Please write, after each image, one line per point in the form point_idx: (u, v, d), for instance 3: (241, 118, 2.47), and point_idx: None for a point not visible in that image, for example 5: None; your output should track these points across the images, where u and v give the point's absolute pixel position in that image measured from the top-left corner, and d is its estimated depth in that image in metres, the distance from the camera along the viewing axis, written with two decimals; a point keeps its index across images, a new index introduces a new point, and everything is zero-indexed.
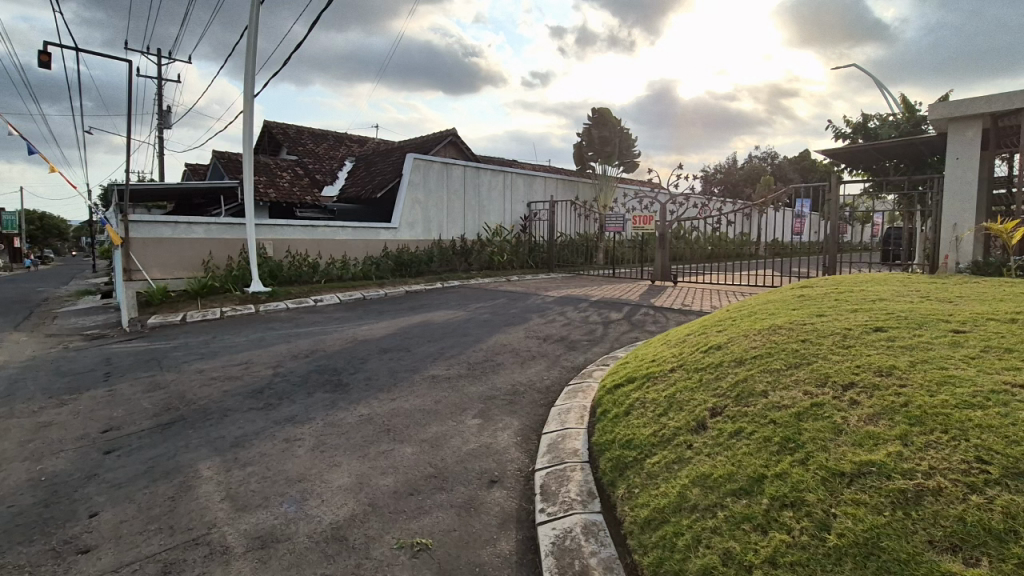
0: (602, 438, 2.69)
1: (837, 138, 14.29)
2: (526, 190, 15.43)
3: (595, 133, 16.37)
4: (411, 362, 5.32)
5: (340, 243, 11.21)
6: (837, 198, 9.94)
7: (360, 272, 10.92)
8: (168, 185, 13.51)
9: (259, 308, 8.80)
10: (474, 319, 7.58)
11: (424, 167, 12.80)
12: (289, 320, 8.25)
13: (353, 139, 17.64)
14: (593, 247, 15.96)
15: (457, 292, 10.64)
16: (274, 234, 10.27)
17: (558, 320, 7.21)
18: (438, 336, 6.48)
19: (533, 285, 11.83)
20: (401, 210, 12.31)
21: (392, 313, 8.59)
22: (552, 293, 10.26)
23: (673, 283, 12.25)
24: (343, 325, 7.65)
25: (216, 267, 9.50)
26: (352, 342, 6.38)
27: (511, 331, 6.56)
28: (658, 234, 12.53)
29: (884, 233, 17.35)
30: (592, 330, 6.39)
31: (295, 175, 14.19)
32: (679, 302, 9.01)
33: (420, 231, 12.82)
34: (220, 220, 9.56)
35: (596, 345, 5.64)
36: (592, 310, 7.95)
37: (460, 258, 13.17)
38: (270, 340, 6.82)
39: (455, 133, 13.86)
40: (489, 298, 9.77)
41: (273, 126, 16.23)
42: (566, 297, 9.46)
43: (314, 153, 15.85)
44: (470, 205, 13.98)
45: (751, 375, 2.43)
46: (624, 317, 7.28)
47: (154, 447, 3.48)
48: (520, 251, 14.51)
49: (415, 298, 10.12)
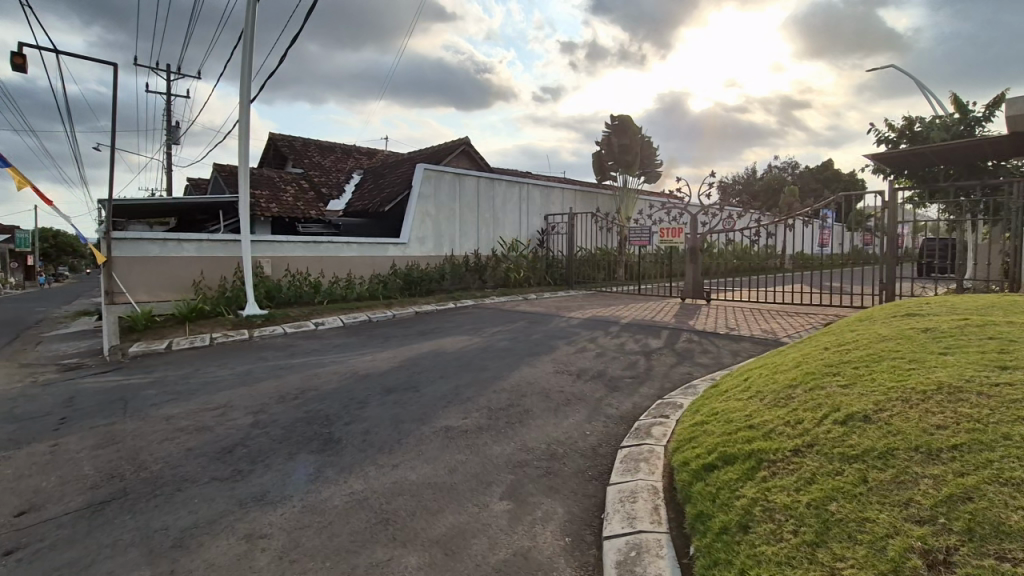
0: (709, 573, 1.73)
1: (879, 143, 13.30)
2: (543, 202, 14.58)
3: (615, 142, 15.48)
4: (420, 408, 4.40)
5: (345, 260, 10.37)
6: (895, 206, 8.95)
7: (366, 291, 10.08)
8: (167, 200, 12.82)
9: (252, 334, 7.98)
10: (493, 347, 6.66)
11: (435, 179, 12.02)
12: (286, 348, 7.40)
13: (361, 151, 16.94)
14: (615, 262, 15.04)
15: (471, 314, 9.76)
16: (273, 251, 9.46)
17: (590, 349, 6.25)
18: (452, 370, 5.55)
19: (554, 305, 10.91)
20: (411, 224, 11.48)
21: (401, 338, 7.69)
22: (577, 314, 9.34)
23: (706, 301, 11.27)
24: (344, 355, 6.74)
25: (207, 288, 8.69)
26: (352, 378, 5.48)
27: (536, 363, 5.61)
28: (690, 248, 11.57)
29: (926, 245, 16.20)
30: (633, 363, 5.42)
31: (300, 189, 13.47)
32: (723, 324, 8.03)
33: (432, 247, 11.96)
34: (213, 236, 8.78)
35: (641, 384, 4.68)
36: (626, 336, 6.97)
37: (474, 276, 12.31)
38: (259, 375, 5.93)
39: (468, 142, 13.09)
40: (509, 320, 8.86)
41: (279, 139, 15.60)
42: (593, 320, 8.52)
43: (321, 166, 15.16)
44: (484, 218, 13.11)
45: (976, 488, 1.49)
46: (665, 345, 6.31)
47: (70, 546, 2.55)
48: (538, 267, 13.60)
49: (427, 321, 9.24)
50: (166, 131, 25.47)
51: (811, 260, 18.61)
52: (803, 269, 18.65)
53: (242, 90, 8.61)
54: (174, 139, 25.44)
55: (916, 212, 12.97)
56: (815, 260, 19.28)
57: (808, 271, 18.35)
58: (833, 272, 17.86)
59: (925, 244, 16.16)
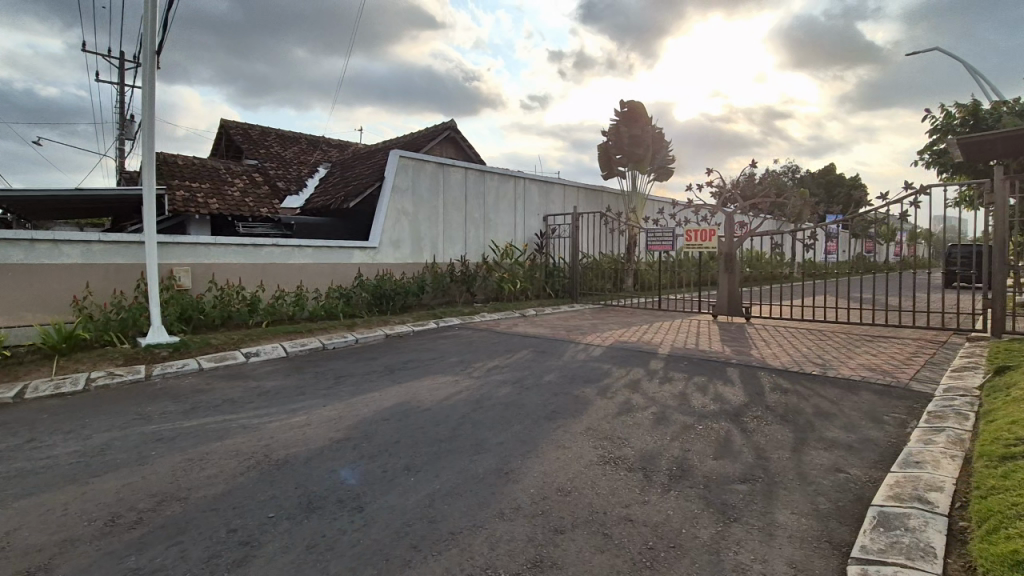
0: None
1: (936, 132, 11.39)
2: (542, 199, 12.47)
3: (624, 133, 13.42)
4: (356, 568, 2.18)
5: (295, 269, 8.11)
6: (1005, 201, 6.94)
7: (322, 309, 7.87)
8: (83, 194, 10.43)
9: (151, 373, 5.72)
10: (491, 400, 4.45)
11: (414, 170, 9.83)
12: (191, 397, 5.12)
13: (331, 143, 14.70)
14: (624, 271, 13.02)
15: (458, 339, 7.59)
16: (195, 257, 7.16)
17: (641, 407, 4.07)
18: (426, 454, 3.33)
19: (561, 324, 8.80)
20: (383, 223, 9.27)
21: (359, 379, 5.46)
22: (597, 340, 7.19)
23: (746, 318, 9.23)
24: (267, 413, 4.48)
25: (95, 306, 6.35)
26: (257, 472, 3.25)
27: (565, 439, 3.41)
28: (722, 255, 9.54)
29: (962, 253, 14.50)
30: (726, 446, 3.23)
31: (251, 183, 11.21)
32: (800, 356, 5.92)
33: (410, 253, 9.76)
34: (104, 237, 6.46)
35: (775, 504, 2.52)
36: (683, 381, 4.80)
37: (461, 288, 10.16)
38: (116, 457, 3.65)
39: (455, 127, 10.90)
40: (506, 348, 6.69)
41: (232, 127, 13.32)
42: (621, 350, 6.38)
43: (281, 157, 12.88)
44: (474, 218, 10.93)
45: None
46: (753, 401, 4.15)
47: None
48: (537, 278, 11.48)
49: (400, 349, 7.04)
50: (119, 126, 22.88)
51: (831, 266, 16.75)
52: (823, 277, 16.76)
53: (145, 39, 6.42)
54: (129, 135, 22.91)
55: (881, 218, 12.32)
56: (835, 267, 17.43)
57: (831, 279, 16.47)
58: (861, 281, 16.02)
59: (955, 253, 14.56)
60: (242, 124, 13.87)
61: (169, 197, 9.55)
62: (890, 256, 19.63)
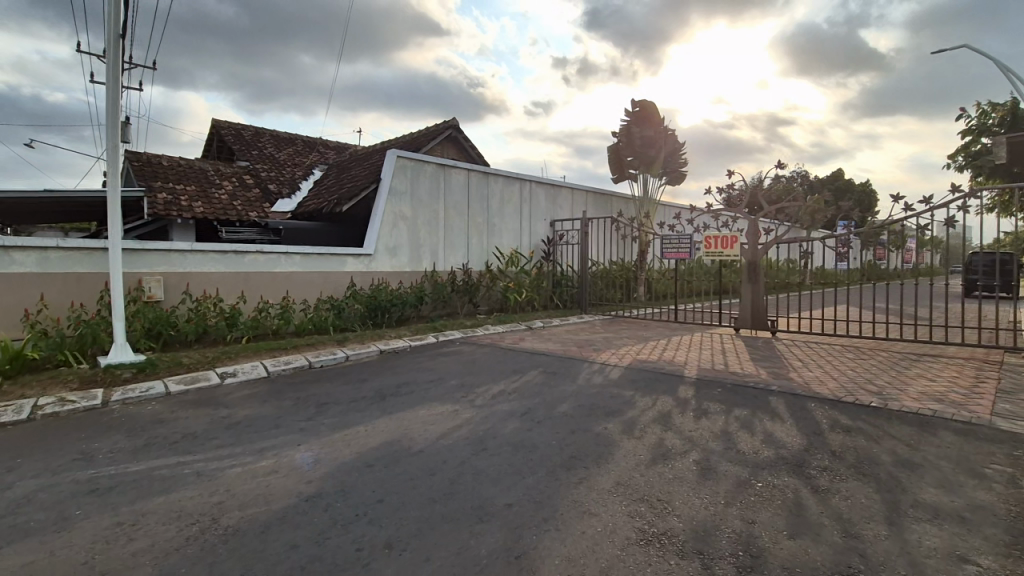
0: None
1: (971, 131, 10.65)
2: (549, 204, 11.78)
3: (635, 133, 12.72)
4: None
5: (280, 278, 7.42)
6: None
7: (310, 323, 7.17)
8: (60, 197, 9.78)
9: (109, 399, 5.02)
10: (496, 439, 3.73)
11: (413, 171, 9.16)
12: (148, 429, 4.41)
13: (328, 145, 14.06)
14: (635, 279, 12.34)
15: (459, 357, 6.89)
16: (169, 265, 6.48)
17: (679, 453, 3.33)
18: (414, 524, 2.61)
19: (571, 339, 8.10)
20: (378, 229, 8.59)
21: (344, 408, 4.75)
22: (612, 358, 6.48)
23: (772, 333, 8.50)
24: (229, 454, 3.76)
25: (51, 321, 5.66)
26: (197, 546, 2.52)
27: (592, 503, 2.68)
28: (746, 263, 8.83)
29: (985, 261, 13.78)
30: (801, 517, 2.49)
31: (240, 186, 10.56)
32: (849, 382, 5.17)
33: (408, 260, 9.06)
34: (64, 244, 5.78)
35: None
36: (723, 416, 4.06)
37: (463, 298, 9.47)
38: (31, 517, 2.93)
39: (457, 126, 10.22)
40: (512, 369, 5.96)
41: (223, 128, 12.70)
42: (643, 372, 5.64)
43: (274, 159, 12.22)
44: (476, 224, 10.24)
45: None
46: (814, 445, 3.41)
47: None
48: (544, 288, 10.80)
49: (394, 370, 6.32)
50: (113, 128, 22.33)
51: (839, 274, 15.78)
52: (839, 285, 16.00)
53: (110, 23, 5.75)
54: (124, 138, 22.41)
55: (890, 227, 11.09)
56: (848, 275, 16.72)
57: (845, 287, 15.71)
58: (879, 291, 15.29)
59: (979, 261, 13.84)
60: (235, 125, 13.24)
61: (150, 200, 8.89)
62: (900, 263, 18.90)
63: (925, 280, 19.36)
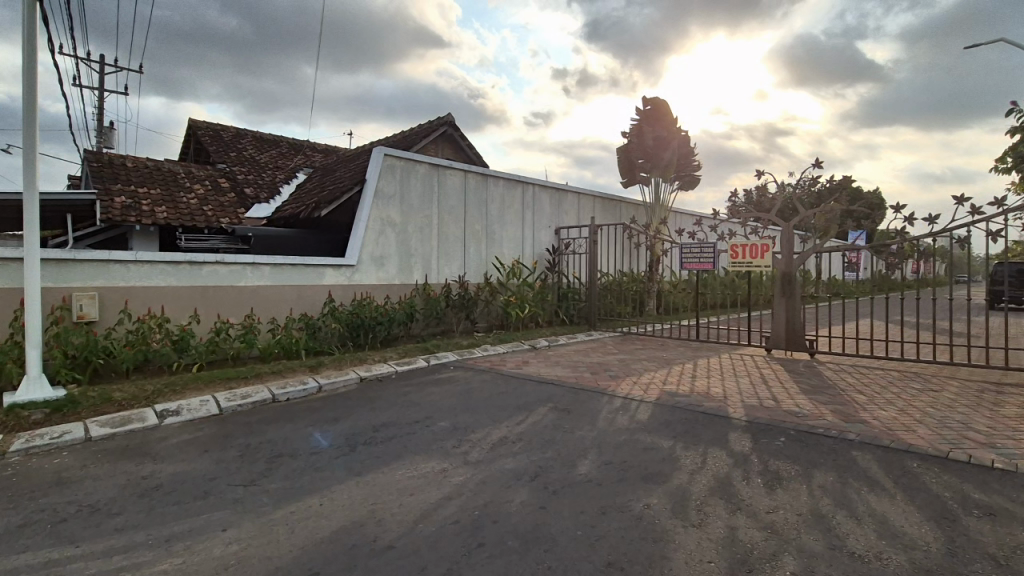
0: None
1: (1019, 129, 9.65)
2: (554, 210, 10.78)
3: (646, 134, 11.74)
4: None
5: (245, 293, 6.39)
6: None
7: (277, 346, 6.13)
8: (9, 201, 8.74)
9: (7, 449, 3.93)
10: (498, 525, 2.66)
11: (403, 171, 8.16)
12: (39, 496, 3.33)
13: (316, 148, 13.11)
14: (645, 292, 11.48)
15: (453, 386, 5.84)
16: (107, 278, 5.45)
17: (767, 560, 2.26)
18: None
19: (583, 363, 7.06)
20: (362, 236, 7.56)
21: (301, 465, 3.68)
22: (636, 390, 5.42)
23: (810, 354, 7.50)
24: (126, 545, 2.69)
25: None
26: None
27: None
28: (778, 275, 7.83)
29: (1016, 271, 12.79)
30: None
31: (213, 190, 9.56)
32: (938, 426, 4.12)
33: (397, 271, 8.03)
34: None
35: None
36: (805, 487, 2.99)
37: (459, 314, 8.43)
38: None
39: (452, 123, 9.26)
40: (516, 405, 4.90)
41: (200, 129, 11.73)
42: (679, 410, 4.57)
43: (254, 162, 11.24)
44: (474, 231, 9.21)
45: None
46: (958, 543, 2.35)
47: None
48: (548, 302, 9.76)
49: (373, 405, 5.25)
50: (97, 134, 21.43)
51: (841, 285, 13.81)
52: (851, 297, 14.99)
53: None
54: (108, 143, 21.49)
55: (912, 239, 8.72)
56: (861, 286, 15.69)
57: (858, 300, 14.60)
58: (900, 305, 14.30)
59: (1013, 271, 12.85)
60: (214, 126, 12.27)
61: (105, 203, 7.88)
62: None
63: (940, 291, 18.44)
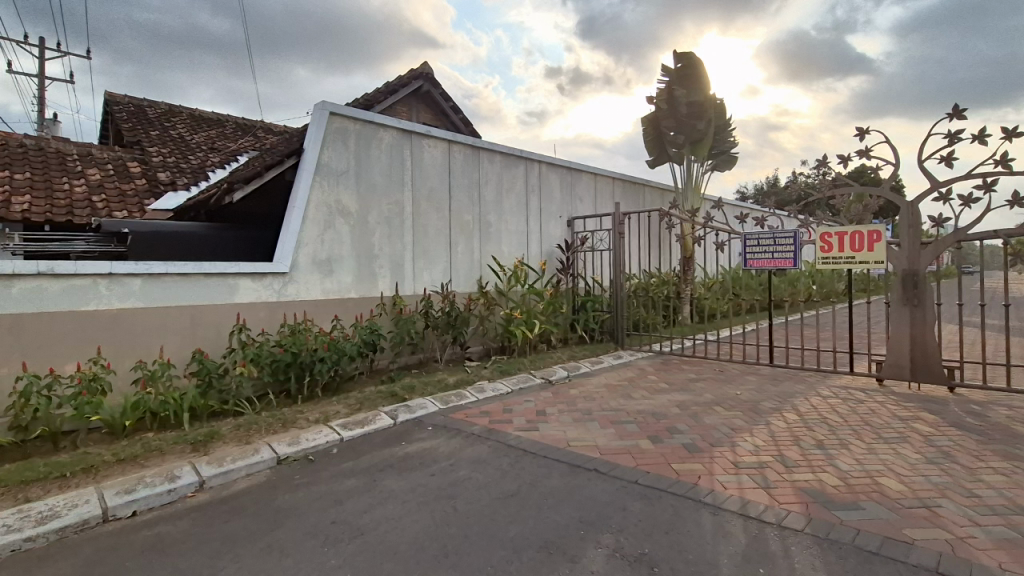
0: None
1: None
2: (566, 195, 8.42)
3: (678, 98, 9.34)
4: None
5: (96, 324, 4.04)
6: None
7: (139, 409, 3.77)
8: None
9: None
10: None
11: (360, 138, 5.78)
12: None
13: (269, 129, 10.69)
14: (679, 298, 9.16)
15: (428, 476, 3.46)
16: None
17: None
18: None
19: (630, 413, 4.69)
20: (297, 230, 5.17)
21: None
22: (750, 486, 3.06)
23: (953, 387, 5.23)
24: None
25: None
26: None
27: None
28: (896, 275, 5.54)
29: None
30: None
31: (111, 177, 7.14)
32: None
33: (353, 280, 5.66)
34: None
35: None
36: None
37: (442, 339, 6.06)
38: None
39: (430, 77, 6.88)
40: (542, 546, 2.51)
41: (118, 106, 9.34)
42: (885, 568, 2.20)
43: (182, 143, 8.82)
44: (463, 223, 6.84)
45: None
46: None
47: None
48: (563, 315, 7.41)
49: (274, 534, 2.85)
50: (37, 126, 18.88)
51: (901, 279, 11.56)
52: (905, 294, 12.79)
53: None
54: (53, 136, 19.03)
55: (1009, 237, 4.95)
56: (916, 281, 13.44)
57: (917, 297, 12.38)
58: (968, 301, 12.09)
59: None
60: (138, 102, 9.86)
61: None
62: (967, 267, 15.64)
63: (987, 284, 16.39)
